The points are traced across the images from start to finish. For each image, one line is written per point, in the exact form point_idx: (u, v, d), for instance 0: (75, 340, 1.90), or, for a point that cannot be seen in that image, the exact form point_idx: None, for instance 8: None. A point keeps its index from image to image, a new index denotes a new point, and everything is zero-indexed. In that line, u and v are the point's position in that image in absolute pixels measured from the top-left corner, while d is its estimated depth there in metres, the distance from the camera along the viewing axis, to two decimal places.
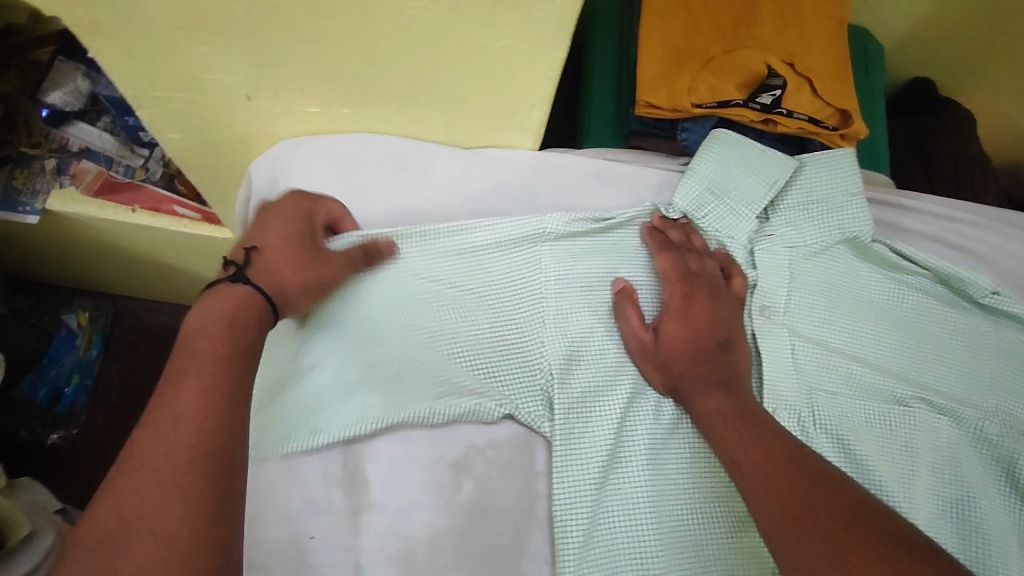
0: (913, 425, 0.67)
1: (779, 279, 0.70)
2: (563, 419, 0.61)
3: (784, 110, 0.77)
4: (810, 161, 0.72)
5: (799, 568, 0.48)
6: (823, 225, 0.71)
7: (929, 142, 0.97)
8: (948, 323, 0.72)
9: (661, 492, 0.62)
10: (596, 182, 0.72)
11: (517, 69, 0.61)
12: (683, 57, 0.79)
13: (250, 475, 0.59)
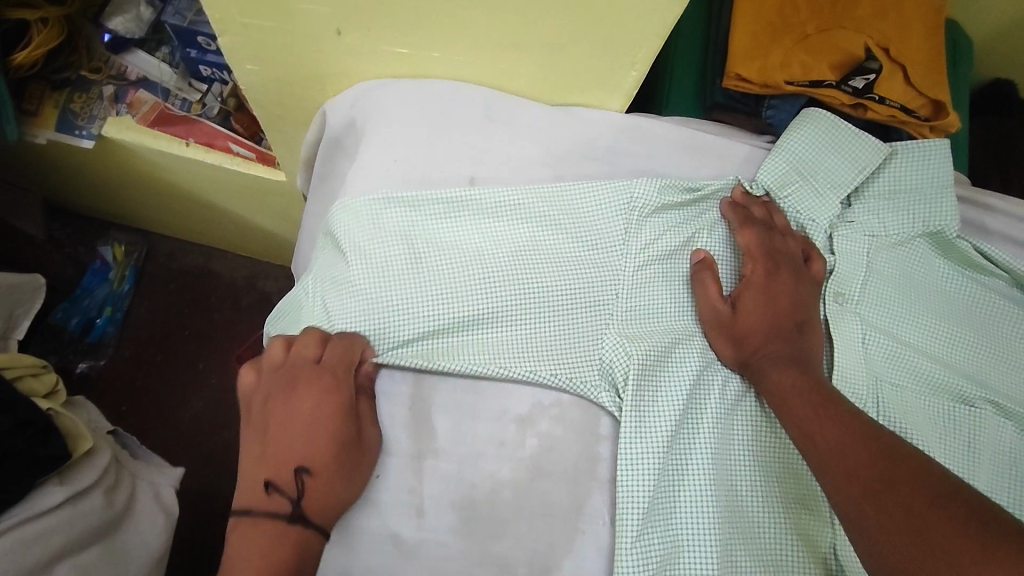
0: (978, 425, 0.66)
1: (857, 265, 0.69)
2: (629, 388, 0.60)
3: (876, 96, 0.75)
4: (903, 149, 0.69)
5: (879, 545, 0.46)
6: (907, 216, 0.70)
7: (1009, 144, 0.94)
8: (1023, 328, 0.70)
9: (726, 471, 0.60)
10: (683, 150, 0.69)
11: (623, 24, 0.59)
12: (777, 32, 0.77)
13: None
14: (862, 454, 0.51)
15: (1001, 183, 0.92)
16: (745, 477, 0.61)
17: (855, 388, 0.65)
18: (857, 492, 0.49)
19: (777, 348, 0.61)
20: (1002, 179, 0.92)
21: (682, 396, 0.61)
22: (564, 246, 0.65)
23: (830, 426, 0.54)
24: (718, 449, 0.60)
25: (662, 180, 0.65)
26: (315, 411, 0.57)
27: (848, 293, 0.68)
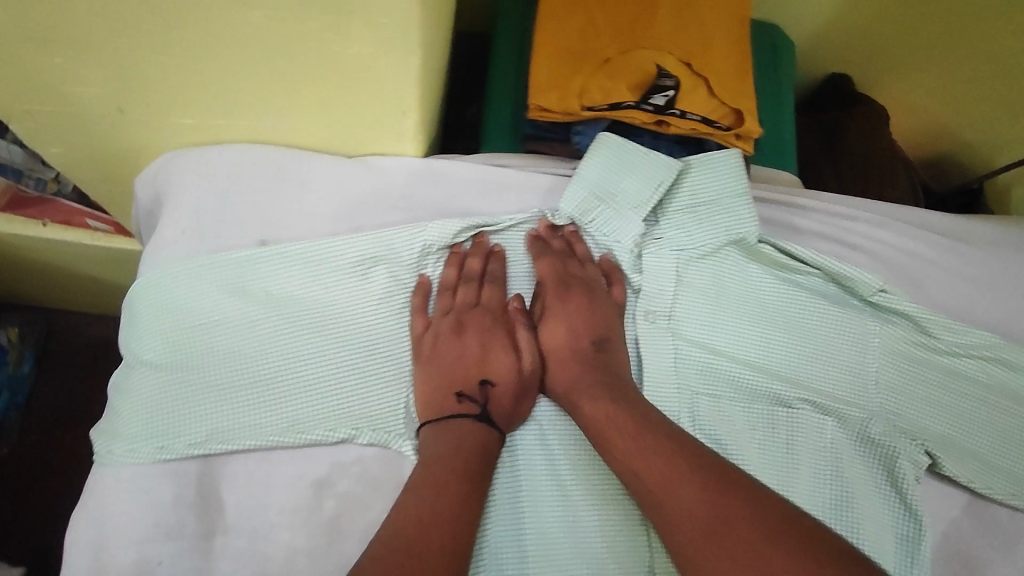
0: (795, 426, 0.67)
1: (662, 280, 0.70)
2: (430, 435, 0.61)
3: (676, 111, 0.76)
4: (695, 163, 0.72)
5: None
6: (711, 226, 0.71)
7: (840, 139, 0.97)
8: (835, 321, 0.71)
9: (541, 503, 0.61)
10: (482, 188, 0.70)
11: (377, 76, 0.59)
12: (578, 59, 0.78)
13: (96, 501, 0.57)
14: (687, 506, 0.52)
15: (833, 178, 0.94)
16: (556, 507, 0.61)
17: (664, 405, 0.67)
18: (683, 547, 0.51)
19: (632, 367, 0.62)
20: (834, 173, 0.94)
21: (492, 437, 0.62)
22: (361, 297, 0.65)
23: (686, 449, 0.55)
24: (536, 476, 0.62)
25: (454, 222, 0.67)
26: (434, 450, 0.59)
27: (657, 311, 0.70)
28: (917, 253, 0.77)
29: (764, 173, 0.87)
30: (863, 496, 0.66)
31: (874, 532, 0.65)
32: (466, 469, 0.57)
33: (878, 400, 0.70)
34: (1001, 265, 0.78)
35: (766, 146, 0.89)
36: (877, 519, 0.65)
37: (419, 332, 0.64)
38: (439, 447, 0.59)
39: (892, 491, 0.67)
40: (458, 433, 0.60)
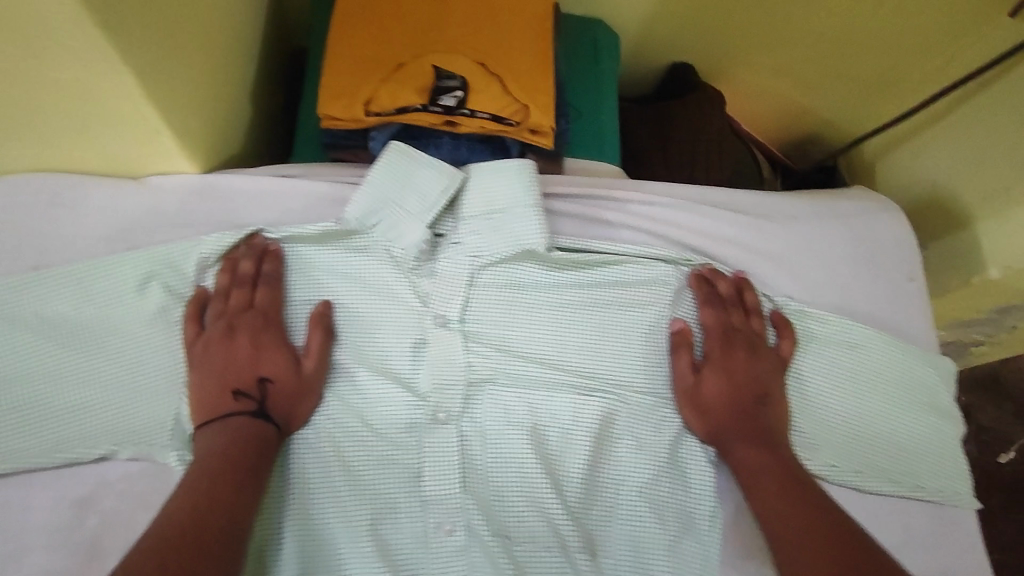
0: (580, 415, 0.70)
1: (447, 283, 0.73)
2: None
3: (466, 110, 0.77)
4: (478, 169, 0.74)
5: None
6: (503, 233, 0.72)
7: (671, 126, 0.97)
8: (628, 310, 0.74)
9: (322, 501, 0.65)
10: (261, 201, 0.73)
11: (112, 109, 0.60)
12: (370, 66, 0.78)
13: None
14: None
15: (662, 165, 0.96)
16: (338, 500, 0.65)
17: (446, 404, 0.69)
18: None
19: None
20: (663, 159, 0.96)
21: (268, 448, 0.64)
22: (135, 314, 0.67)
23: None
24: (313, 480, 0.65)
25: (231, 234, 0.69)
26: (208, 446, 0.60)
27: (441, 312, 0.72)
28: (716, 232, 0.78)
29: (577, 164, 0.88)
30: (645, 475, 0.69)
31: (655, 508, 0.68)
32: (242, 460, 0.58)
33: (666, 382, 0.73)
34: (803, 240, 0.79)
35: (585, 138, 0.90)
36: (660, 496, 0.68)
37: (192, 340, 0.66)
38: (217, 443, 0.60)
39: (677, 471, 0.70)
40: (224, 430, 0.61)
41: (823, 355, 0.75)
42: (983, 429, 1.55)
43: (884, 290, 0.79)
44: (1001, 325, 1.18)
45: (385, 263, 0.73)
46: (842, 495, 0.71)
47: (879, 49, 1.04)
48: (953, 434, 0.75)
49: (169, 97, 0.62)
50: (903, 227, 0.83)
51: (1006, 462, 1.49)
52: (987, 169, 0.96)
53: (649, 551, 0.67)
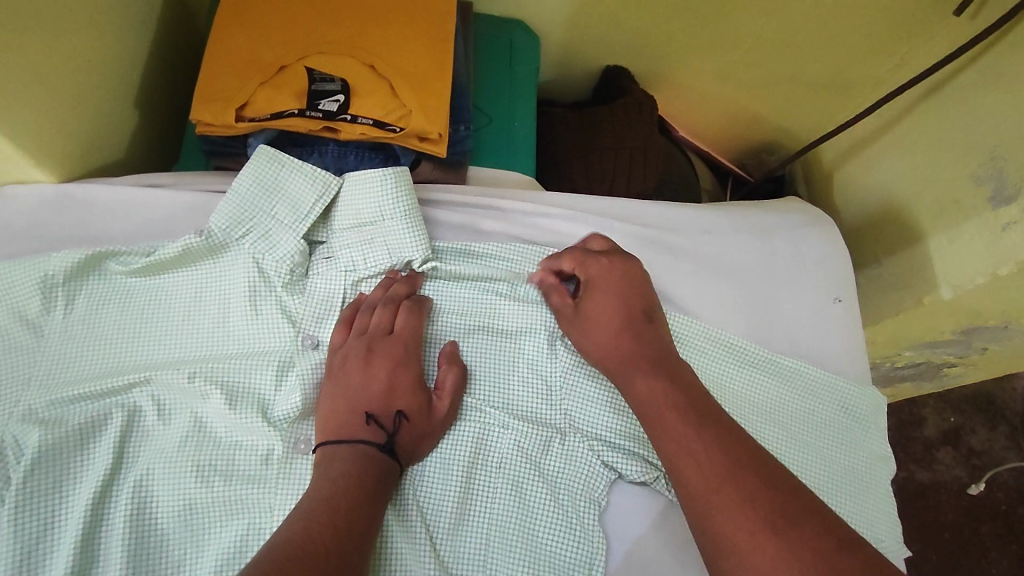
0: (456, 441, 0.60)
1: (318, 301, 0.64)
2: (19, 488, 0.54)
3: (347, 116, 0.72)
4: (351, 178, 0.65)
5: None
6: (376, 246, 0.65)
7: (594, 132, 0.91)
8: (527, 333, 0.65)
9: (160, 548, 0.55)
10: (123, 213, 0.68)
11: None
12: (249, 69, 0.74)
13: None
14: (312, 537, 0.47)
15: (583, 176, 0.90)
16: (180, 543, 0.55)
17: (307, 433, 0.60)
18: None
19: (348, 371, 0.58)
20: (584, 169, 0.90)
21: (92, 491, 0.55)
22: None
23: (379, 449, 0.55)
24: (139, 527, 0.55)
25: (80, 250, 0.62)
26: (327, 487, 0.51)
27: (310, 333, 0.63)
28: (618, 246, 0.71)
29: (483, 174, 0.82)
30: (541, 523, 0.58)
31: (553, 562, 0.58)
32: (357, 501, 0.51)
33: (561, 408, 0.63)
34: (714, 256, 0.72)
35: (493, 145, 0.84)
36: (557, 548, 0.58)
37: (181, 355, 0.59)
38: (339, 479, 0.52)
39: (580, 516, 0.59)
40: (358, 467, 0.53)
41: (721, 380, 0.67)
42: (968, 453, 1.46)
43: (804, 313, 0.72)
44: (970, 346, 1.09)
45: (249, 276, 0.64)
46: None
47: (825, 53, 0.97)
48: (876, 473, 0.67)
49: (6, 105, 0.58)
50: (834, 242, 0.75)
51: (976, 494, 1.42)
52: (935, 178, 0.89)
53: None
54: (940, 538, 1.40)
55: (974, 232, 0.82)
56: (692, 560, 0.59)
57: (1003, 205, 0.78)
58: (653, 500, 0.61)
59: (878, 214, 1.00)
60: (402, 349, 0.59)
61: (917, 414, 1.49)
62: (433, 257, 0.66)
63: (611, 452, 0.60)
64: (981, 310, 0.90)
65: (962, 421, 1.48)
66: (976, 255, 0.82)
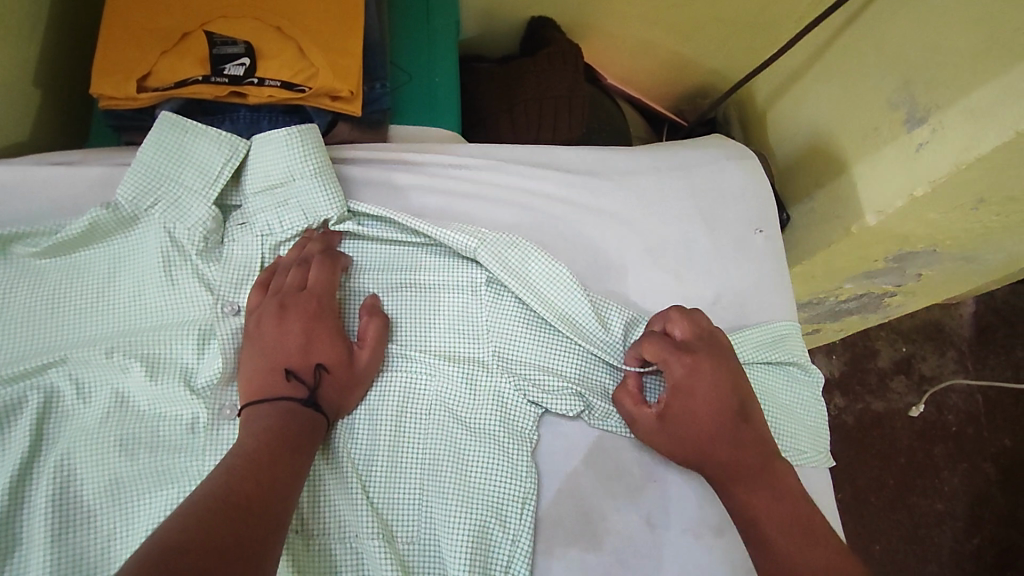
0: (386, 390, 0.61)
1: (236, 267, 0.63)
2: None
3: (254, 79, 0.70)
4: (257, 141, 0.64)
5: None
6: (290, 208, 0.64)
7: (518, 84, 0.91)
8: (451, 282, 0.65)
9: (87, 524, 0.54)
10: (26, 193, 0.66)
11: None
12: (147, 36, 0.70)
13: None
14: (236, 492, 0.46)
15: (510, 130, 0.89)
16: (108, 518, 0.54)
17: (232, 398, 0.59)
18: (187, 559, 0.40)
19: (263, 331, 0.57)
20: (510, 123, 0.90)
21: (10, 473, 0.54)
22: None
23: (300, 403, 0.55)
24: (63, 504, 0.54)
25: None
26: (246, 441, 0.51)
27: (231, 299, 0.62)
28: (539, 192, 0.71)
29: (405, 131, 0.81)
30: (473, 464, 0.59)
31: (487, 501, 0.58)
32: (280, 450, 0.51)
33: (488, 348, 0.63)
34: (636, 196, 0.72)
35: (415, 102, 0.83)
36: (490, 488, 0.58)
37: (252, 307, 0.60)
38: (259, 434, 0.51)
39: (513, 453, 0.59)
40: (281, 419, 0.53)
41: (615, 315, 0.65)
42: (920, 380, 1.51)
43: (724, 244, 0.73)
44: (905, 274, 1.13)
45: (161, 246, 0.62)
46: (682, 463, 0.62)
47: None
48: (799, 388, 0.69)
49: None
50: (753, 175, 0.76)
51: (917, 416, 1.49)
52: (857, 108, 0.90)
53: (487, 556, 0.57)
54: (894, 461, 1.46)
55: (893, 156, 0.84)
56: (622, 488, 0.61)
57: (916, 127, 0.80)
58: (588, 435, 0.62)
59: (808, 149, 1.01)
60: (315, 304, 0.59)
61: (870, 346, 1.54)
62: (351, 216, 0.66)
63: (536, 389, 0.61)
64: (906, 233, 0.92)
65: (913, 350, 1.54)
66: (895, 180, 0.84)
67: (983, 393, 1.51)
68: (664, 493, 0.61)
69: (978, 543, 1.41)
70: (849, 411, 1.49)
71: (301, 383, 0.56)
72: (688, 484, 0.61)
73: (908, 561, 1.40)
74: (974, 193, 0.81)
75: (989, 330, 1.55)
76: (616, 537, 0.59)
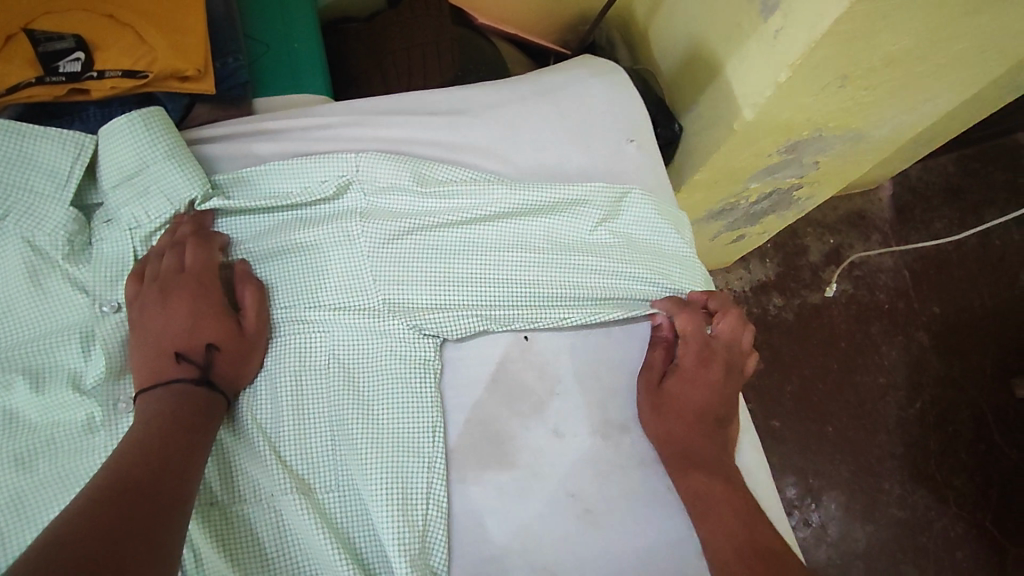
0: (280, 351, 0.63)
1: (109, 265, 0.63)
2: None
3: (93, 73, 0.67)
4: (103, 134, 0.63)
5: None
6: (151, 196, 0.63)
7: (384, 39, 0.89)
8: (328, 237, 0.66)
9: None
10: None
11: None
12: None
13: None
14: (132, 481, 0.47)
15: (382, 86, 0.88)
16: (15, 531, 0.55)
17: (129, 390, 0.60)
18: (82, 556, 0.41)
19: (145, 318, 0.58)
20: (381, 79, 0.88)
21: None
22: None
23: (192, 383, 0.56)
24: None
25: None
26: (140, 423, 0.53)
27: (108, 296, 0.62)
28: (407, 138, 0.71)
29: (270, 103, 0.80)
30: (378, 404, 0.61)
31: (397, 437, 0.60)
32: (173, 428, 0.52)
33: (379, 294, 0.65)
34: (503, 126, 0.73)
35: (278, 72, 0.82)
36: (399, 426, 0.61)
37: (130, 297, 0.59)
38: (151, 417, 0.53)
39: (416, 387, 0.62)
40: (172, 399, 0.54)
41: (511, 224, 0.68)
42: (850, 266, 1.58)
43: (598, 158, 0.75)
44: (805, 164, 1.16)
45: (24, 256, 0.61)
46: (579, 369, 0.67)
47: None
48: (693, 269, 0.73)
49: None
50: (617, 87, 0.78)
51: (832, 296, 1.55)
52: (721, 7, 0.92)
53: (408, 489, 0.59)
54: (837, 346, 1.52)
55: (756, 49, 0.86)
56: (527, 408, 0.66)
57: (770, 14, 0.82)
58: (489, 364, 0.66)
59: (686, 58, 1.03)
60: (197, 284, 0.59)
61: (801, 243, 1.59)
62: (217, 194, 0.65)
63: (431, 321, 0.64)
64: (787, 121, 0.95)
65: (840, 240, 1.60)
66: (760, 72, 0.86)
67: (909, 267, 1.59)
68: (566, 404, 0.66)
69: (922, 406, 1.49)
70: (789, 308, 1.54)
71: (191, 361, 0.57)
72: (585, 390, 0.67)
73: (860, 436, 1.46)
74: (836, 70, 0.84)
75: (908, 209, 1.63)
76: (527, 451, 0.64)
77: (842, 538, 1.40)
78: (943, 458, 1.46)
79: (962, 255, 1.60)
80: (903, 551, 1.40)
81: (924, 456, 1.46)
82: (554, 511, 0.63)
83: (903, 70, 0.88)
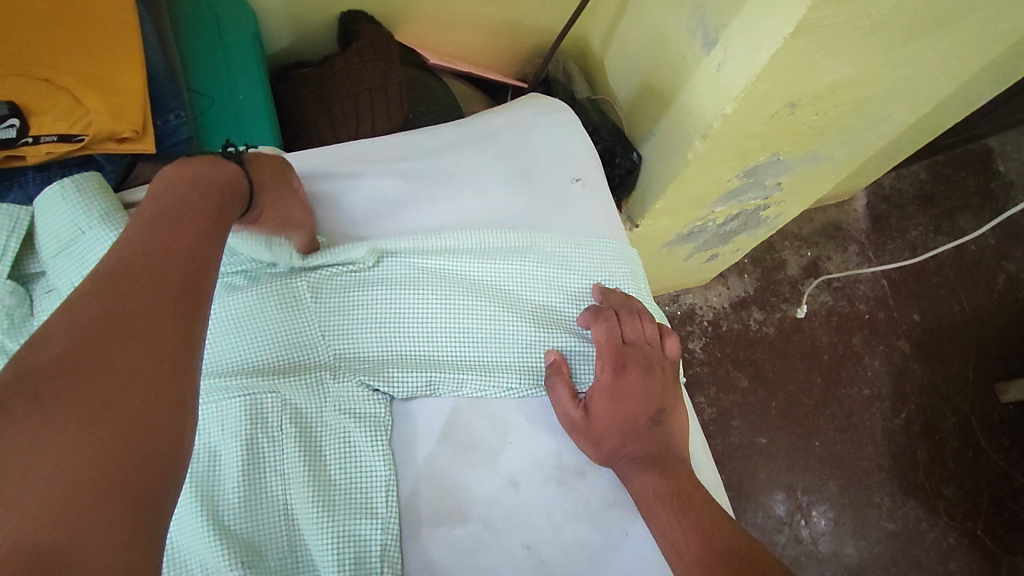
0: (223, 418, 0.60)
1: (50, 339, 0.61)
2: None
3: (29, 139, 0.65)
4: (37, 204, 0.63)
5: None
6: (86, 262, 0.62)
7: (331, 87, 0.90)
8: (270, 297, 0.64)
9: None
10: None
11: None
12: None
13: None
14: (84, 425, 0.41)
15: (331, 133, 0.88)
16: None
17: None
18: None
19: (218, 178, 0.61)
20: (329, 126, 0.88)
21: None
22: None
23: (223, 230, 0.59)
24: None
25: None
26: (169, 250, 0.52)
27: None
28: (352, 192, 0.72)
29: None
30: (331, 464, 0.60)
31: (351, 496, 0.60)
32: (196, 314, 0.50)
33: (328, 350, 0.64)
34: (449, 175, 0.74)
35: (225, 126, 0.82)
36: (353, 482, 0.61)
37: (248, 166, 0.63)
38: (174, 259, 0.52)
39: (369, 444, 0.62)
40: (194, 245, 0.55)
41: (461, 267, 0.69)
42: (828, 278, 1.57)
43: (544, 200, 0.75)
44: (768, 186, 1.15)
45: None
46: (535, 413, 0.67)
47: None
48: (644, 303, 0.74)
49: None
50: (562, 126, 0.79)
51: (803, 315, 1.54)
52: (667, 38, 0.92)
53: (361, 544, 0.59)
54: (820, 359, 1.52)
55: (702, 80, 0.87)
56: (480, 459, 0.65)
57: (712, 47, 0.83)
58: (443, 416, 0.66)
59: (640, 88, 1.03)
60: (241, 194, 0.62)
61: (779, 258, 1.59)
62: None
63: (383, 378, 0.64)
64: (742, 148, 0.95)
65: (817, 253, 1.60)
66: (709, 102, 0.86)
67: (888, 278, 1.59)
68: (520, 453, 0.66)
69: (907, 416, 1.48)
70: (769, 323, 1.54)
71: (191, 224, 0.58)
72: (543, 439, 0.66)
73: (846, 450, 1.45)
74: (784, 99, 0.84)
75: (883, 219, 1.63)
76: (482, 505, 0.63)
77: (833, 554, 1.38)
78: (930, 467, 1.44)
79: (938, 263, 1.60)
80: (896, 565, 1.38)
81: (912, 465, 1.45)
82: (510, 562, 0.62)
83: (850, 96, 0.88)
